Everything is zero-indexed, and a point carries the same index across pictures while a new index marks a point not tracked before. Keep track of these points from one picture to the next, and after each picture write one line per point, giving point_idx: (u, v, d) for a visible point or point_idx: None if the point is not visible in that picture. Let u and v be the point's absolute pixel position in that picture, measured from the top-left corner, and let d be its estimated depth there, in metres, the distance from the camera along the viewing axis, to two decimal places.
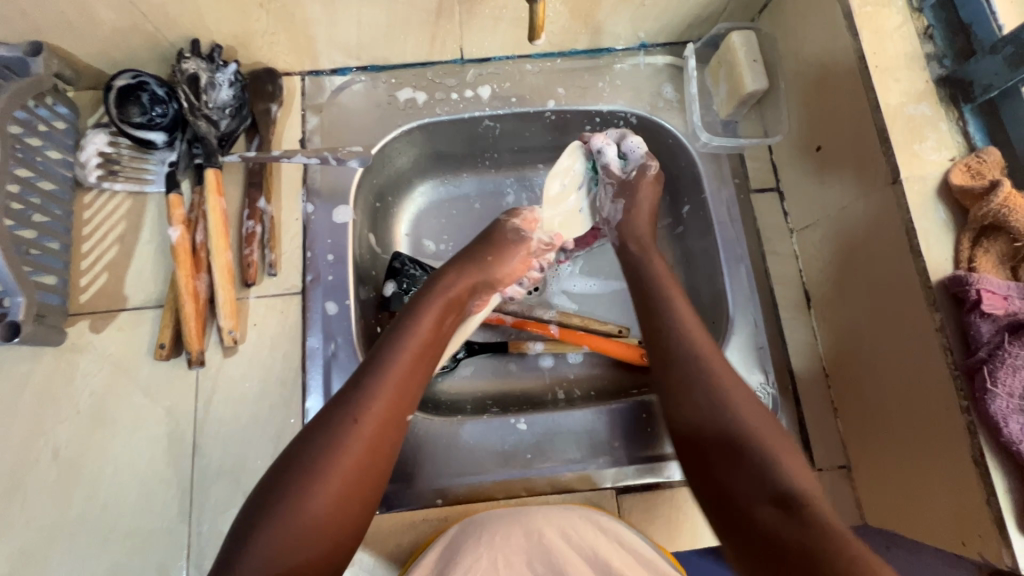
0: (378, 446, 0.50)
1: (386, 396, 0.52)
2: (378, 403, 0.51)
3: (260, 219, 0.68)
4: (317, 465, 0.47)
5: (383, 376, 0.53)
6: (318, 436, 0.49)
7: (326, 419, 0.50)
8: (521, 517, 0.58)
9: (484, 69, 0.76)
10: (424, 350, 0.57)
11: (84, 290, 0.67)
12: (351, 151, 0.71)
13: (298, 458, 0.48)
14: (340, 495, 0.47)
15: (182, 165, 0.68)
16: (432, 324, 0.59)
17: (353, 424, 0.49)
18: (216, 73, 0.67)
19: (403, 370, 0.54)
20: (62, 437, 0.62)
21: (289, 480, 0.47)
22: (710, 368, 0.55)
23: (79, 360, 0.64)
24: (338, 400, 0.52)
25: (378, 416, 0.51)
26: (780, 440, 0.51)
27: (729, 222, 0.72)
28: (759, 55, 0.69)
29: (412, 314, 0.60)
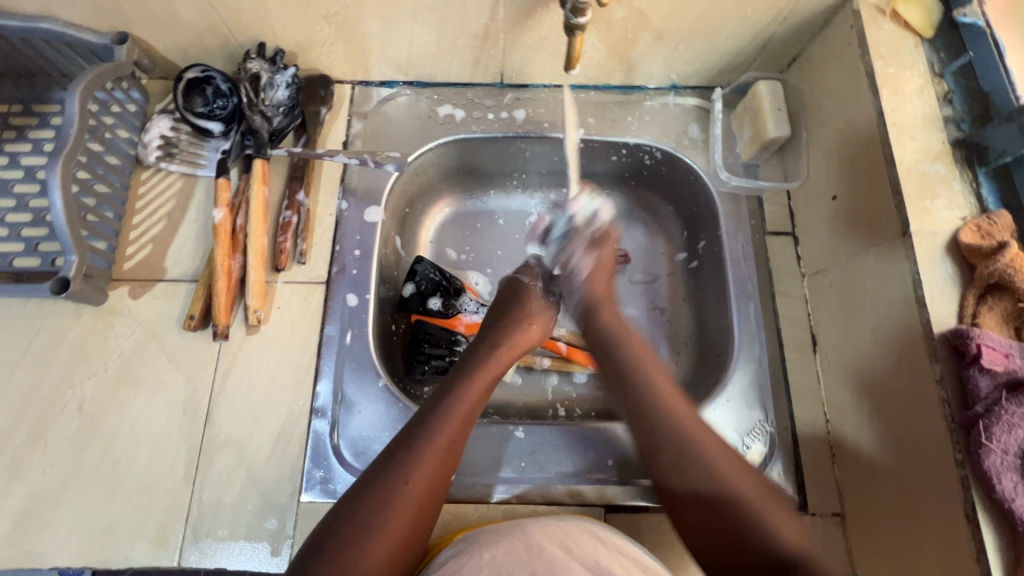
0: (416, 510, 0.52)
1: (427, 463, 0.53)
2: (425, 466, 0.53)
3: (297, 210, 0.73)
4: (366, 526, 0.49)
5: (417, 446, 0.54)
6: (359, 505, 0.51)
7: (371, 490, 0.52)
8: (520, 530, 0.55)
9: (521, 94, 0.81)
10: (461, 414, 0.58)
11: (128, 258, 0.72)
12: (389, 156, 0.77)
13: (348, 523, 0.50)
14: (389, 554, 0.49)
15: (233, 154, 0.73)
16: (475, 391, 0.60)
17: (391, 493, 0.51)
18: (275, 74, 0.72)
19: (442, 438, 0.55)
20: (89, 391, 0.66)
21: (341, 540, 0.49)
22: (697, 443, 0.55)
23: (115, 322, 0.69)
24: (381, 466, 0.53)
25: (423, 482, 0.52)
26: (770, 501, 0.52)
27: (742, 260, 0.74)
28: (784, 105, 0.72)
29: (451, 383, 0.61)
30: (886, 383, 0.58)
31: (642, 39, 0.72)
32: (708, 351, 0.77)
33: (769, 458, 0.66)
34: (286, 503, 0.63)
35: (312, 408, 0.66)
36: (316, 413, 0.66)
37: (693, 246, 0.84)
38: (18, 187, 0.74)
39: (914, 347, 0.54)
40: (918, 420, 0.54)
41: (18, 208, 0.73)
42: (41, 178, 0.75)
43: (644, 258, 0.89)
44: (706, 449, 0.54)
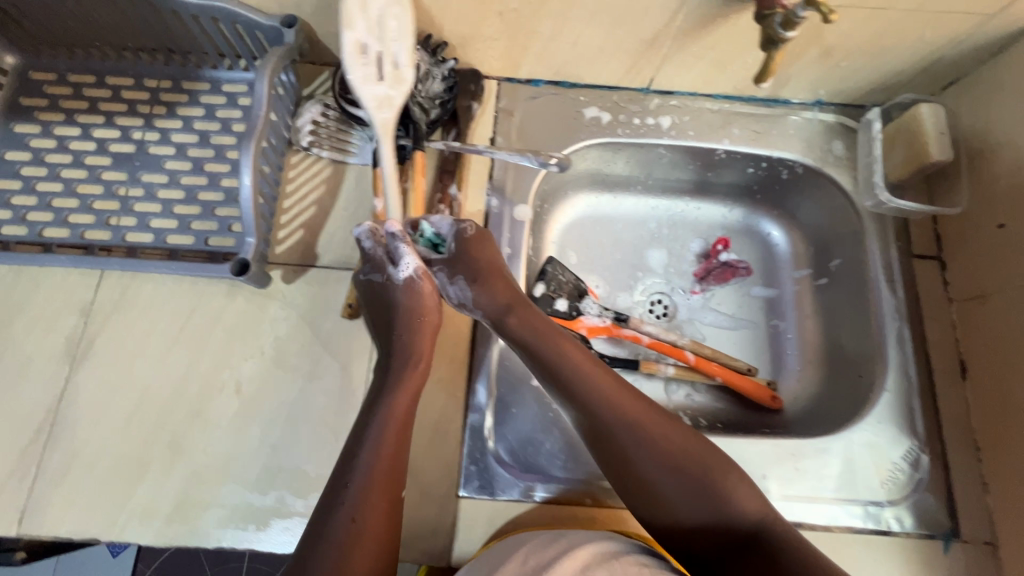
0: (386, 524, 0.54)
1: (381, 478, 0.55)
2: (375, 487, 0.55)
3: (449, 204, 0.74)
4: (354, 547, 0.52)
5: (365, 458, 0.56)
6: (338, 529, 0.52)
7: (331, 511, 0.54)
8: (573, 555, 0.52)
9: (667, 101, 0.81)
10: (399, 420, 0.59)
11: (281, 242, 0.72)
12: (552, 155, 0.74)
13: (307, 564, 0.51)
14: None
15: (388, 143, 0.73)
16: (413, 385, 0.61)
17: (361, 515, 0.53)
18: (434, 66, 0.72)
19: (377, 446, 0.57)
20: (246, 372, 0.66)
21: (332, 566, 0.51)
22: (636, 434, 0.58)
23: (270, 305, 0.69)
24: (338, 488, 0.55)
25: (370, 509, 0.54)
26: (703, 448, 0.58)
27: (888, 282, 0.74)
28: (946, 129, 0.71)
29: (382, 386, 0.61)
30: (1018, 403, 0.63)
31: (808, 54, 0.72)
32: (844, 370, 0.77)
33: (919, 482, 0.66)
34: (445, 497, 0.63)
35: (467, 403, 0.66)
36: (471, 409, 0.66)
37: (824, 264, 0.84)
38: (169, 163, 0.74)
39: None
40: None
41: (170, 185, 0.73)
42: (191, 156, 0.75)
43: (763, 271, 0.89)
44: (644, 427, 0.58)
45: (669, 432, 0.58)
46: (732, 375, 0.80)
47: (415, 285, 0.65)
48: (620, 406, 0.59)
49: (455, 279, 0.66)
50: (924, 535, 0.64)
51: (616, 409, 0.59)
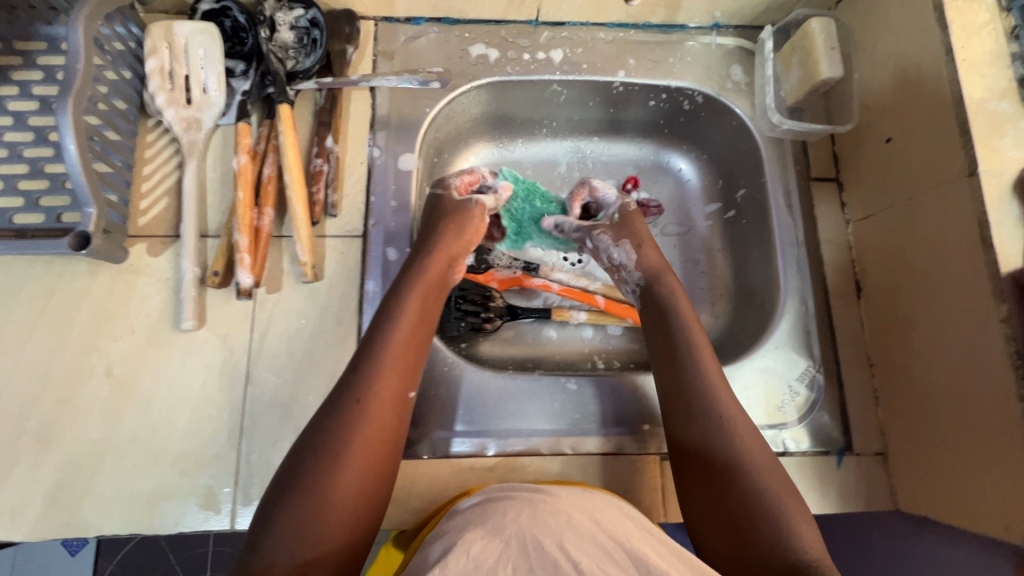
0: (390, 445, 0.52)
1: (387, 399, 0.53)
2: (384, 389, 0.53)
3: (327, 157, 0.68)
4: (342, 449, 0.49)
5: (381, 371, 0.54)
6: (335, 425, 0.50)
7: (335, 410, 0.51)
8: (545, 499, 0.49)
9: (557, 33, 0.76)
10: (411, 352, 0.57)
11: (143, 213, 0.66)
12: (432, 73, 0.73)
13: (313, 444, 0.50)
14: (362, 484, 0.49)
15: (253, 96, 0.68)
16: (416, 311, 0.59)
17: (372, 418, 0.52)
18: (280, 12, 0.68)
19: (395, 367, 0.55)
20: (117, 354, 0.62)
21: (312, 464, 0.48)
22: (723, 406, 0.56)
23: (138, 281, 0.64)
24: (343, 392, 0.52)
25: (378, 399, 0.53)
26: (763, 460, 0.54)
27: (787, 208, 0.73)
28: (837, 43, 0.69)
29: (394, 303, 0.59)
30: (902, 320, 0.64)
31: None
32: (749, 301, 0.77)
33: (815, 404, 0.67)
34: None
35: None
36: None
37: (730, 196, 0.82)
38: (8, 135, 0.67)
39: (976, 288, 0.55)
40: (978, 358, 0.55)
41: (10, 159, 0.66)
42: (32, 125, 0.67)
43: (675, 209, 0.86)
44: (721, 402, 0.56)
45: (743, 423, 0.55)
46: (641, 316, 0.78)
47: (467, 206, 0.67)
48: (712, 381, 0.57)
49: (619, 241, 0.68)
50: (820, 452, 0.66)
51: (705, 389, 0.57)
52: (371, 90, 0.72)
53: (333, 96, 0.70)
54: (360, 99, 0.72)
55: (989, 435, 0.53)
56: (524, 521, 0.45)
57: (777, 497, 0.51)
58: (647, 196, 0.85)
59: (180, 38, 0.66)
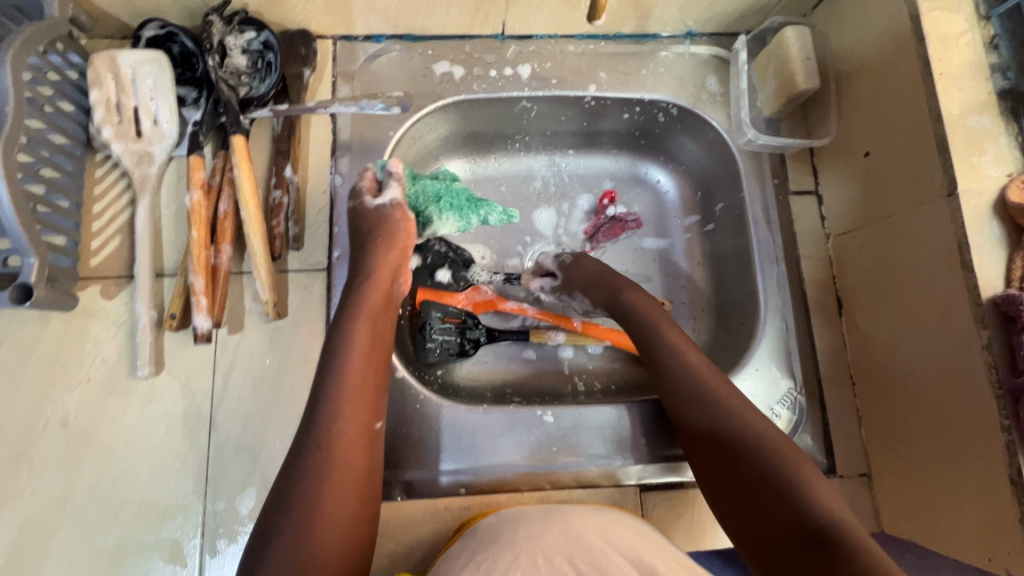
0: (364, 484, 0.48)
1: (353, 435, 0.49)
2: (346, 427, 0.49)
3: (287, 189, 0.65)
4: (314, 501, 0.45)
5: (340, 398, 0.49)
6: (300, 478, 0.45)
7: (297, 463, 0.46)
8: (559, 517, 0.53)
9: (525, 47, 0.73)
10: (369, 379, 0.52)
11: (95, 253, 0.63)
12: (393, 96, 0.69)
13: (283, 485, 0.46)
14: (345, 519, 0.46)
15: (205, 127, 0.65)
16: (367, 335, 0.54)
17: (338, 462, 0.47)
18: (230, 36, 0.64)
19: (355, 400, 0.50)
20: (72, 404, 0.59)
21: (284, 525, 0.43)
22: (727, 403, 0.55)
23: (91, 326, 0.61)
24: (303, 441, 0.48)
25: (342, 426, 0.48)
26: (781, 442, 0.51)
27: (765, 224, 0.71)
28: (813, 53, 0.67)
29: (343, 330, 0.54)
30: (881, 339, 0.63)
31: None
32: (729, 318, 0.75)
33: (798, 426, 0.66)
34: None
35: None
36: None
37: (709, 209, 0.80)
38: None
39: (957, 312, 0.53)
40: (958, 384, 0.53)
41: None
42: None
43: (654, 221, 0.83)
44: (720, 398, 0.55)
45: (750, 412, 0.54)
46: (621, 337, 0.76)
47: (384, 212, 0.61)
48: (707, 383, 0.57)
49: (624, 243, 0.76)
50: None
51: (703, 395, 0.56)
52: (332, 115, 0.69)
53: (290, 122, 0.67)
54: (320, 124, 0.69)
55: (972, 462, 0.52)
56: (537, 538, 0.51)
57: (805, 485, 0.48)
58: (625, 209, 0.83)
59: (124, 68, 0.62)
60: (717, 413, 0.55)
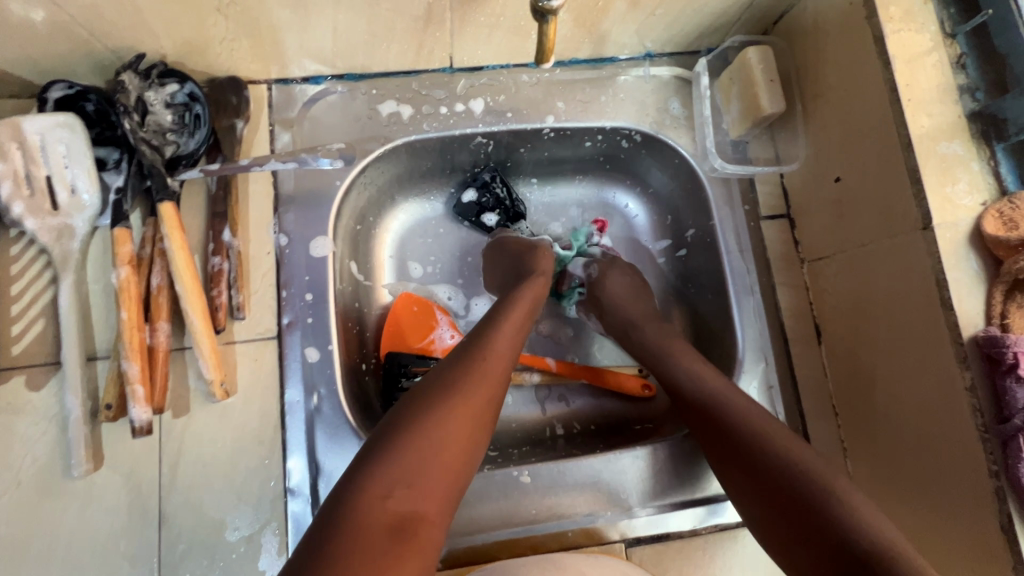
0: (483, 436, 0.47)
1: (496, 376, 0.50)
2: (492, 376, 0.50)
3: (226, 254, 0.60)
4: (445, 408, 0.45)
5: (495, 349, 0.52)
6: (441, 384, 0.47)
7: (446, 382, 0.47)
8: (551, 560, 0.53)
9: (476, 80, 0.69)
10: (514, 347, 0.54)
11: (16, 340, 0.57)
12: (332, 149, 0.64)
13: (420, 393, 0.47)
14: (461, 442, 0.45)
15: (131, 192, 0.59)
16: (518, 315, 0.57)
17: (478, 390, 0.48)
18: (149, 90, 0.58)
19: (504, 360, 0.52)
20: (3, 511, 0.54)
21: (415, 431, 0.43)
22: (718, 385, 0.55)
23: (17, 423, 0.56)
24: (454, 360, 0.50)
25: (491, 369, 0.50)
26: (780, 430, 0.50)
27: (738, 252, 0.69)
28: (776, 74, 0.64)
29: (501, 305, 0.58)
30: (863, 372, 0.60)
31: (615, 7, 0.61)
32: (706, 350, 0.72)
33: None
34: None
35: (284, 489, 0.58)
36: (290, 495, 0.58)
37: (680, 234, 0.77)
38: None
39: (937, 349, 0.51)
40: (944, 427, 0.51)
41: None
42: None
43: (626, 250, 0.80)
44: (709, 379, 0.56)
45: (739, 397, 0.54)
46: (597, 373, 0.73)
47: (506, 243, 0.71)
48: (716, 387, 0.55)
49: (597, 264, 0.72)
50: None
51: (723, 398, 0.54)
52: (271, 170, 0.63)
53: (226, 180, 0.62)
54: (259, 178, 0.64)
55: (967, 507, 0.49)
56: None
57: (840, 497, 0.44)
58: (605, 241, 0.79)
59: (31, 135, 0.56)
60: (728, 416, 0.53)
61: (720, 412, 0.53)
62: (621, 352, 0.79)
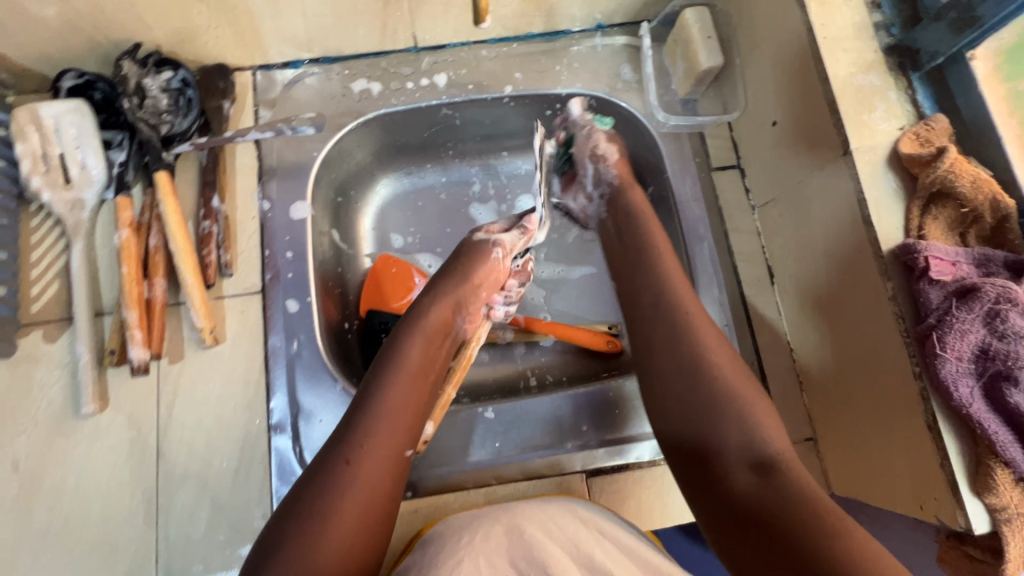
0: (383, 505, 0.51)
1: (384, 456, 0.52)
2: (373, 449, 0.51)
3: (215, 219, 0.67)
4: (327, 508, 0.48)
5: (377, 429, 0.52)
6: (325, 484, 0.49)
7: (328, 462, 0.50)
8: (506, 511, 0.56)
9: (439, 57, 0.75)
10: (410, 407, 0.56)
11: (35, 300, 0.64)
12: (305, 119, 0.71)
13: (307, 496, 0.49)
14: (355, 531, 0.48)
15: (132, 166, 0.67)
16: (412, 373, 0.57)
17: (365, 479, 0.50)
18: (147, 77, 0.66)
19: (389, 427, 0.53)
20: (22, 449, 0.61)
21: (298, 527, 0.47)
22: (692, 321, 0.57)
23: (35, 370, 0.62)
24: (336, 449, 0.51)
25: (373, 451, 0.51)
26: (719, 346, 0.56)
27: (692, 202, 0.72)
28: (713, 32, 0.69)
29: (395, 358, 0.58)
30: (806, 302, 0.63)
31: None
32: None
33: None
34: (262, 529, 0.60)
35: (269, 426, 0.63)
36: (274, 431, 0.63)
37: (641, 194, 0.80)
38: None
39: (866, 268, 0.54)
40: (876, 352, 0.54)
41: None
42: None
43: None
44: (683, 311, 0.58)
45: (698, 315, 0.58)
46: (563, 329, 0.76)
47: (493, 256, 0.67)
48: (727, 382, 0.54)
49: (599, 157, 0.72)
50: None
51: (727, 395, 0.53)
52: (255, 143, 0.71)
53: (215, 154, 0.69)
54: (246, 152, 0.71)
55: (908, 448, 0.51)
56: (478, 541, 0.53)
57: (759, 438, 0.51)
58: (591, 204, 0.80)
59: (47, 120, 0.64)
60: (692, 367, 0.55)
61: (679, 352, 0.56)
62: (590, 309, 0.83)
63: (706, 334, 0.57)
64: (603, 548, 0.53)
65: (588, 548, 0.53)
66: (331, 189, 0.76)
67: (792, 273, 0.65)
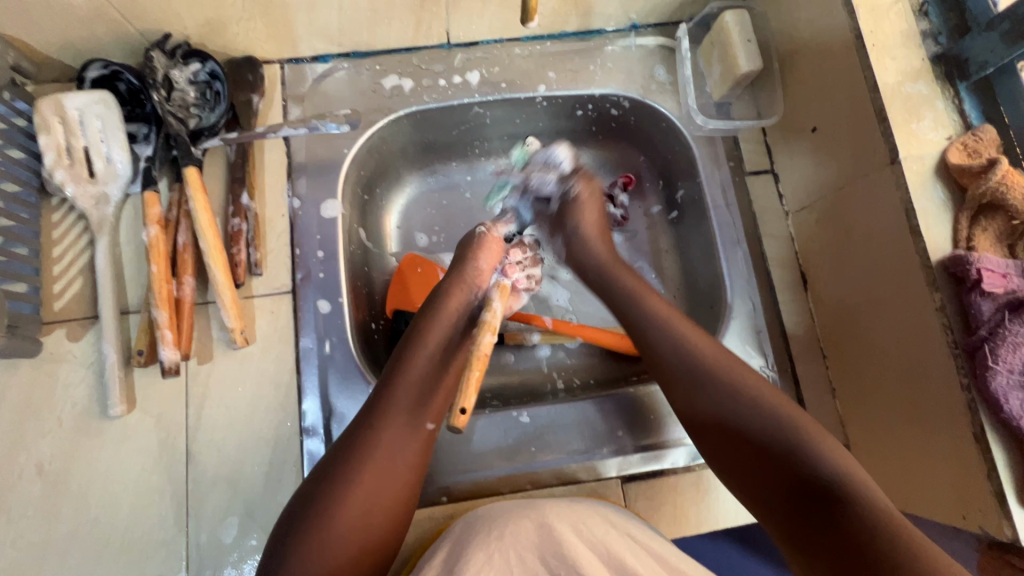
0: (402, 483, 0.50)
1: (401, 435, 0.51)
2: (392, 427, 0.51)
3: (245, 216, 0.66)
4: (346, 483, 0.48)
5: (395, 406, 0.51)
6: (346, 458, 0.49)
7: (351, 437, 0.50)
8: (531, 506, 0.54)
9: (472, 54, 0.74)
10: (429, 386, 0.54)
11: (57, 297, 0.62)
12: (339, 116, 0.70)
13: (331, 469, 0.49)
14: (371, 504, 0.48)
15: (158, 161, 0.65)
16: (434, 350, 0.55)
17: (383, 458, 0.49)
18: (174, 69, 0.64)
19: (409, 405, 0.52)
20: (46, 450, 0.59)
21: (321, 496, 0.47)
22: (678, 332, 0.56)
23: (59, 369, 0.61)
24: (357, 424, 0.51)
25: (390, 429, 0.50)
26: (714, 359, 0.54)
27: (725, 206, 0.72)
28: (753, 35, 0.68)
29: (417, 334, 0.57)
30: (841, 310, 0.63)
31: None
32: (697, 304, 0.75)
33: None
34: None
35: (301, 429, 0.62)
36: (306, 434, 0.62)
37: (671, 196, 0.79)
38: None
39: (911, 278, 0.54)
40: (916, 363, 0.54)
41: None
42: None
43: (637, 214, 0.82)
44: (661, 314, 0.58)
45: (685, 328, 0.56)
46: (592, 332, 0.75)
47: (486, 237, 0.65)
48: (767, 400, 0.51)
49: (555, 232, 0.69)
50: None
51: (733, 394, 0.52)
52: (284, 138, 0.69)
53: (244, 150, 0.67)
54: (274, 147, 0.69)
55: (949, 458, 0.51)
56: (507, 539, 0.51)
57: (812, 450, 0.47)
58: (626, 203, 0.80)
59: (72, 111, 0.62)
60: (695, 372, 0.54)
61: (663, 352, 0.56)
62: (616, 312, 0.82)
63: (699, 343, 0.55)
64: (636, 554, 0.52)
65: (618, 551, 0.52)
66: (358, 185, 0.74)
67: (828, 280, 0.65)
